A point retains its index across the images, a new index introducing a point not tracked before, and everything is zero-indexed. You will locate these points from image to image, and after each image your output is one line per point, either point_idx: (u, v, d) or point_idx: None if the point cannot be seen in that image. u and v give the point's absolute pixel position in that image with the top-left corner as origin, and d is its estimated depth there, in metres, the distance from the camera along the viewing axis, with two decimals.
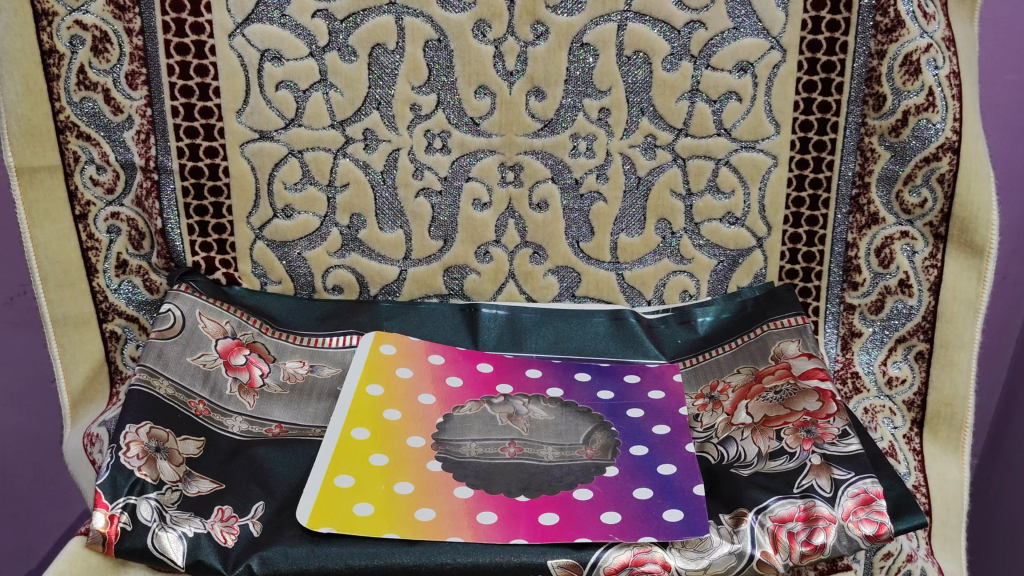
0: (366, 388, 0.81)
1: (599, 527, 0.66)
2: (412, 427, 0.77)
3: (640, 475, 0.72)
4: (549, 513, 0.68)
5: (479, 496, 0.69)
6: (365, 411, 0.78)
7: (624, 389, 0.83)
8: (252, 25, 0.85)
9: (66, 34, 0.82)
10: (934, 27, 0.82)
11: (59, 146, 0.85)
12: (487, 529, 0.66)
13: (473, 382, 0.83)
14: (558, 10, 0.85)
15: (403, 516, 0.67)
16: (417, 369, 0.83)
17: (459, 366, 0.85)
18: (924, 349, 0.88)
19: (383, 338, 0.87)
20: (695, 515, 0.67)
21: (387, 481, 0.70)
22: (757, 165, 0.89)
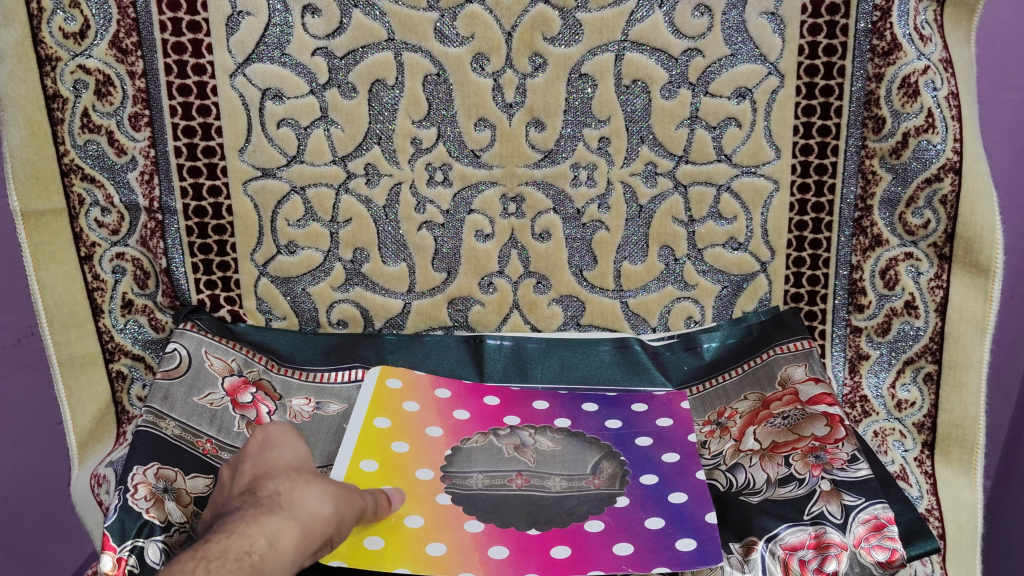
0: (373, 420, 0.80)
1: (611, 559, 0.66)
2: (420, 459, 0.77)
3: (650, 504, 0.71)
4: (561, 545, 0.68)
5: (489, 530, 0.69)
6: (374, 443, 0.78)
7: (631, 419, 0.82)
8: (253, 65, 0.86)
9: (69, 79, 0.83)
10: (931, 49, 0.82)
11: (64, 190, 0.85)
12: (498, 562, 0.66)
13: (480, 415, 0.83)
14: (556, 41, 0.86)
15: (414, 549, 0.67)
16: (424, 403, 0.83)
17: (466, 399, 0.85)
18: (933, 371, 0.88)
19: (389, 372, 0.86)
20: (708, 544, 0.67)
21: (396, 514, 0.70)
22: (758, 191, 0.89)
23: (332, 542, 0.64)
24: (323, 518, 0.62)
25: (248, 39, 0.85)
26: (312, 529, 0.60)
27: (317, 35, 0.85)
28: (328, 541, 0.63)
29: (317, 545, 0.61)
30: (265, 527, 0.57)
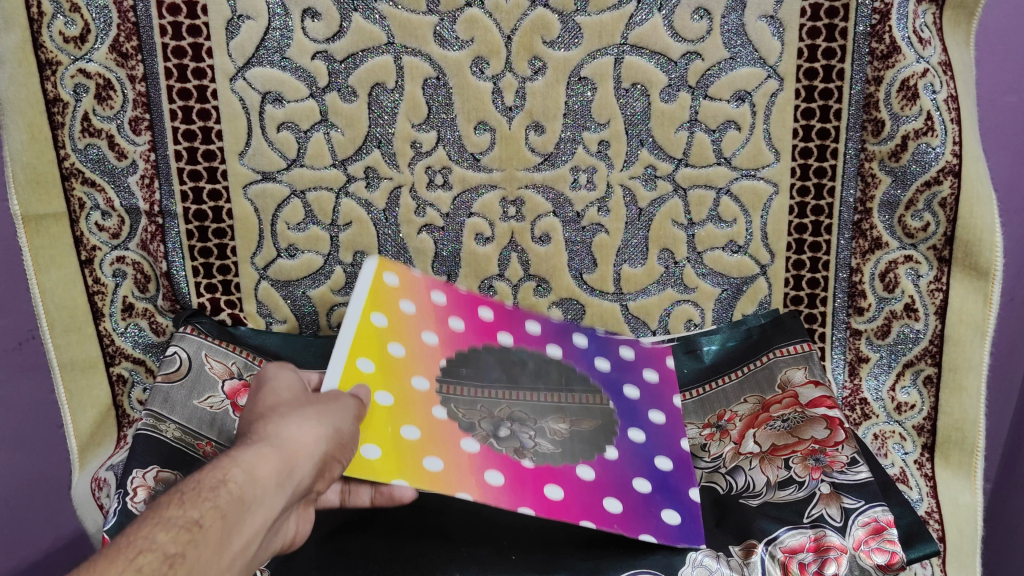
0: (371, 316, 0.78)
1: (603, 514, 0.68)
2: (415, 367, 0.76)
3: (639, 464, 0.75)
4: (555, 488, 0.70)
5: (485, 452, 0.71)
6: (371, 342, 0.76)
7: (621, 364, 0.86)
8: (253, 69, 0.86)
9: (69, 83, 0.83)
10: (930, 52, 0.82)
11: (64, 194, 0.86)
12: (495, 490, 0.67)
13: (474, 327, 0.83)
14: (555, 45, 0.86)
15: (411, 463, 0.67)
16: (420, 305, 0.82)
17: (460, 308, 0.84)
18: (932, 373, 0.88)
19: (387, 266, 0.82)
20: (692, 522, 0.69)
21: (392, 424, 0.71)
22: (757, 194, 0.89)
23: (327, 466, 0.59)
24: (308, 444, 0.57)
25: (248, 43, 0.85)
26: (297, 453, 0.55)
27: (317, 39, 0.86)
28: (322, 464, 0.58)
29: (308, 471, 0.56)
30: (242, 461, 0.52)
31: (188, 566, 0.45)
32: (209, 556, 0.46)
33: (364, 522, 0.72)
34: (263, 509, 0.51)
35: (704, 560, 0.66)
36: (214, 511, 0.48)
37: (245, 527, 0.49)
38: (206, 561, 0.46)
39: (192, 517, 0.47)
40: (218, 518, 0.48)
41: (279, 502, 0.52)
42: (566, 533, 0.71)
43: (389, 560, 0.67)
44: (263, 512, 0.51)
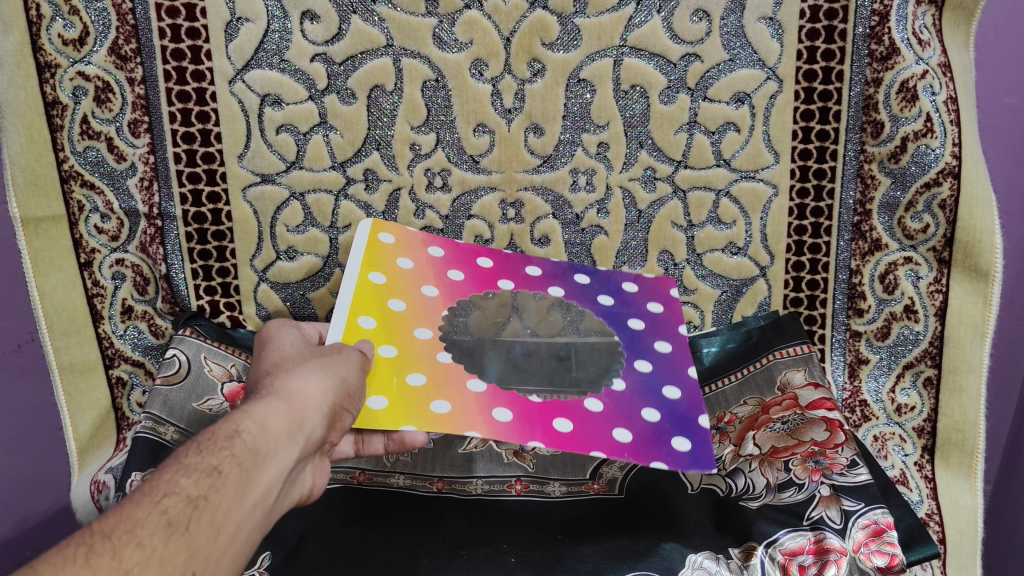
0: (369, 275, 0.82)
1: (612, 444, 0.69)
2: (417, 318, 0.79)
3: (646, 395, 0.75)
4: (563, 422, 0.70)
5: (491, 392, 0.73)
6: (371, 299, 0.79)
7: (625, 300, 0.87)
8: (252, 71, 0.86)
9: (69, 85, 0.83)
10: (929, 54, 0.82)
11: (63, 196, 0.86)
12: (504, 426, 0.69)
13: (474, 277, 0.86)
14: (554, 47, 0.86)
15: (418, 408, 0.69)
16: (417, 263, 0.85)
17: (459, 261, 0.88)
18: (932, 375, 0.88)
19: (381, 227, 0.87)
20: (702, 447, 0.70)
21: (398, 373, 0.73)
22: (757, 195, 0.89)
23: (337, 417, 0.61)
24: (315, 397, 0.59)
25: (247, 45, 0.85)
26: (305, 407, 0.58)
27: (316, 41, 0.85)
28: (331, 415, 0.60)
29: (318, 423, 0.58)
30: (253, 414, 0.54)
31: (209, 512, 0.47)
32: (229, 502, 0.48)
33: (363, 525, 0.72)
34: (278, 458, 0.53)
35: (704, 563, 0.66)
36: (231, 460, 0.50)
37: (261, 477, 0.52)
38: (226, 505, 0.48)
39: (209, 466, 0.49)
40: (234, 467, 0.50)
41: (292, 452, 0.55)
42: (566, 535, 0.71)
43: (389, 561, 0.67)
44: (278, 462, 0.53)
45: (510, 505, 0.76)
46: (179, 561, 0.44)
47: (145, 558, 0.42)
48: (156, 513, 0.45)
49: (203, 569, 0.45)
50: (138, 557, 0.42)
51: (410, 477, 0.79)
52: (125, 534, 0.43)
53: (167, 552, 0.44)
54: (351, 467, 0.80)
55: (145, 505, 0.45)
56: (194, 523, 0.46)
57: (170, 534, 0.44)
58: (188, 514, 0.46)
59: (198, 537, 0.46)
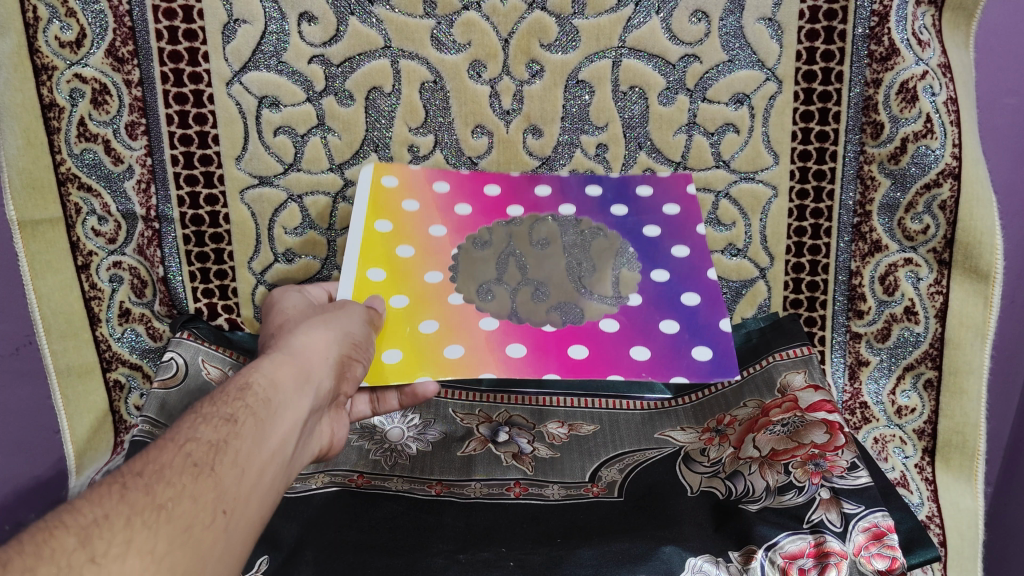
0: (374, 224, 0.84)
1: (630, 365, 0.73)
2: (426, 262, 0.81)
3: (663, 305, 0.78)
4: (578, 348, 0.74)
5: (504, 328, 0.76)
6: (378, 248, 0.82)
7: (640, 205, 0.87)
8: (249, 73, 0.86)
9: (65, 88, 0.83)
10: (929, 54, 0.82)
11: (60, 199, 0.85)
12: (519, 362, 0.73)
13: (483, 207, 0.87)
14: (552, 48, 0.86)
15: (433, 355, 0.73)
16: (423, 201, 0.86)
17: (466, 191, 0.88)
18: (933, 377, 0.87)
19: (384, 170, 0.88)
20: (723, 355, 0.73)
21: (411, 322, 0.76)
22: (757, 196, 0.89)
23: (346, 366, 0.65)
24: (321, 349, 0.63)
25: (245, 47, 0.85)
26: (312, 359, 0.61)
27: (314, 43, 0.85)
28: (338, 365, 0.64)
29: (325, 373, 0.62)
30: (263, 370, 0.57)
31: (232, 453, 0.50)
32: (251, 445, 0.51)
33: (362, 528, 0.72)
34: (290, 408, 0.56)
35: (704, 566, 0.66)
36: (245, 409, 0.53)
37: (278, 424, 0.54)
38: (249, 449, 0.51)
39: (226, 415, 0.52)
40: (249, 415, 0.53)
41: (305, 402, 0.58)
42: (565, 539, 0.70)
43: (388, 564, 0.67)
44: (293, 410, 0.57)
45: (509, 508, 0.75)
46: (208, 497, 0.46)
47: (176, 494, 0.45)
48: (180, 457, 0.47)
49: (233, 505, 0.47)
50: (170, 492, 0.45)
51: (409, 480, 0.79)
52: (155, 473, 0.46)
53: (197, 489, 0.46)
54: (349, 470, 0.80)
55: (169, 451, 0.48)
56: (220, 463, 0.48)
57: (197, 473, 0.47)
58: (212, 457, 0.48)
59: (224, 476, 0.48)
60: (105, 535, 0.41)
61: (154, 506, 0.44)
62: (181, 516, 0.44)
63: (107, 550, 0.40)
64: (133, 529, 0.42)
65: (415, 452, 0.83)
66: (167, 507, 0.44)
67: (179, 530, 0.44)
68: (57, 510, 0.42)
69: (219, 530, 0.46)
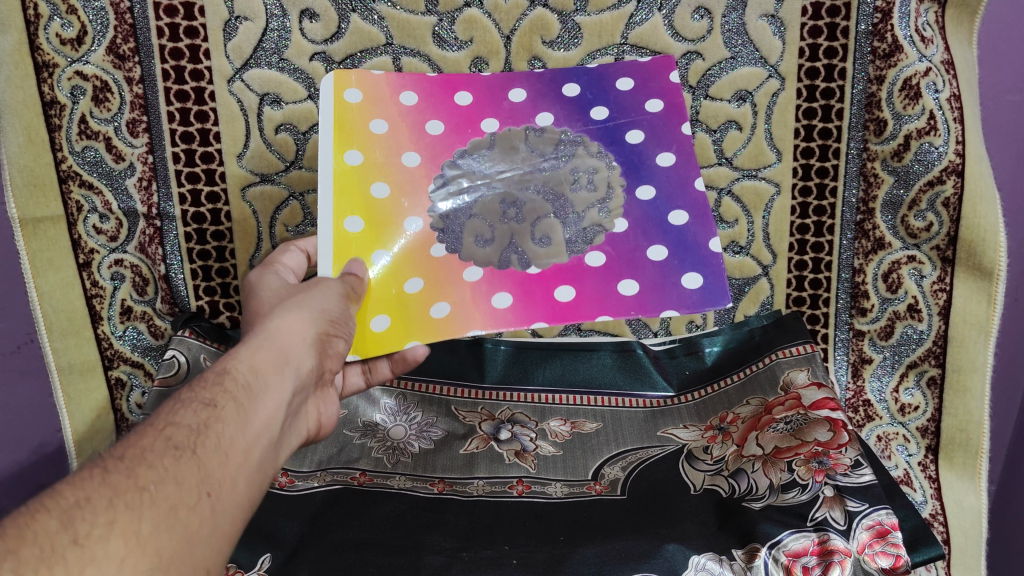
0: (343, 156, 0.78)
1: (618, 302, 0.74)
2: (403, 202, 0.77)
3: (650, 229, 0.77)
4: (564, 291, 0.75)
5: (488, 275, 0.76)
6: (351, 189, 0.77)
7: (619, 105, 0.82)
8: (251, 70, 0.86)
9: (67, 85, 0.83)
10: (932, 51, 0.81)
11: (62, 197, 0.85)
12: (504, 312, 0.74)
13: (457, 123, 0.81)
14: (555, 45, 0.86)
15: (421, 317, 0.74)
16: (392, 121, 0.80)
17: (437, 100, 0.82)
18: (936, 375, 0.87)
19: (345, 81, 0.80)
20: (714, 279, 0.74)
21: (396, 281, 0.75)
22: (759, 194, 0.89)
23: (324, 344, 0.62)
24: (296, 330, 0.60)
25: (246, 44, 0.85)
26: (288, 343, 0.59)
27: (316, 40, 0.85)
28: (317, 345, 0.61)
29: (305, 354, 0.59)
30: (239, 356, 0.55)
31: (214, 438, 0.48)
32: (233, 430, 0.50)
33: (364, 527, 0.72)
34: (273, 392, 0.55)
35: (708, 565, 0.65)
36: (226, 394, 0.51)
37: (261, 409, 0.53)
38: (233, 434, 0.49)
39: (206, 399, 0.50)
40: (229, 400, 0.51)
41: (285, 384, 0.56)
42: (568, 536, 0.70)
43: (391, 563, 0.66)
44: (275, 394, 0.55)
45: (511, 506, 0.75)
46: (191, 480, 0.45)
47: (159, 477, 0.44)
48: (161, 440, 0.47)
49: (217, 488, 0.47)
50: (153, 475, 0.44)
51: (411, 478, 0.79)
52: (137, 456, 0.45)
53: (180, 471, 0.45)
54: (351, 468, 0.80)
55: (149, 435, 0.47)
56: (201, 448, 0.47)
57: (179, 456, 0.46)
58: (194, 441, 0.47)
59: (207, 460, 0.47)
60: (87, 517, 0.40)
61: (135, 488, 0.43)
62: (164, 499, 0.44)
63: (90, 532, 0.40)
64: (116, 511, 0.41)
65: (417, 450, 0.83)
66: (150, 490, 0.43)
67: (163, 512, 0.43)
68: (37, 495, 0.41)
69: (204, 513, 0.45)
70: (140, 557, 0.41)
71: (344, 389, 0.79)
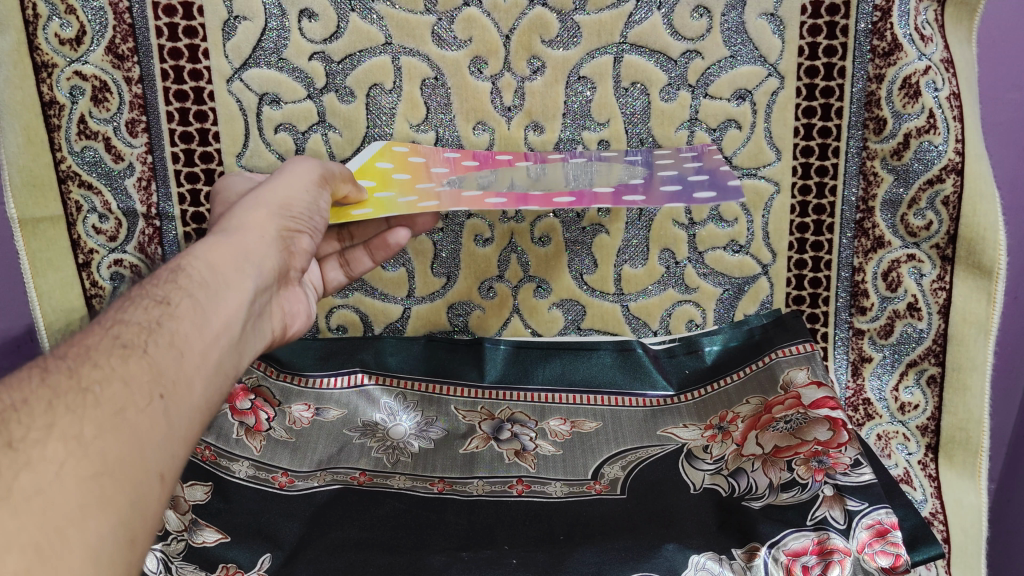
0: (377, 163, 0.84)
1: (620, 201, 0.75)
2: (421, 181, 0.80)
3: (665, 184, 0.79)
4: (564, 198, 0.76)
5: (488, 191, 0.78)
6: (376, 174, 0.81)
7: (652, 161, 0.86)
8: (250, 70, 0.85)
9: (66, 85, 0.83)
10: (931, 49, 0.81)
11: (61, 197, 0.86)
12: (499, 202, 0.75)
13: (489, 162, 0.85)
14: (553, 44, 0.85)
15: (408, 206, 0.73)
16: (430, 158, 0.86)
17: (477, 156, 0.87)
18: (936, 373, 0.87)
19: (395, 145, 0.88)
20: (729, 190, 0.75)
21: (393, 201, 0.76)
22: (759, 193, 0.89)
23: (284, 240, 0.64)
24: (253, 225, 0.62)
25: (245, 44, 0.84)
26: (245, 239, 0.60)
27: (315, 40, 0.85)
28: (277, 242, 0.63)
29: (267, 251, 0.62)
30: (196, 254, 0.57)
31: (168, 334, 0.50)
32: (190, 327, 0.51)
33: (363, 527, 0.72)
34: (234, 289, 0.57)
35: (708, 564, 0.65)
36: (180, 291, 0.53)
37: (222, 305, 0.55)
38: (186, 330, 0.51)
39: (159, 297, 0.52)
40: (184, 297, 0.53)
41: (243, 283, 0.58)
42: (567, 536, 0.70)
43: (391, 563, 0.66)
44: (233, 292, 0.56)
45: (511, 505, 0.75)
46: (143, 379, 0.46)
47: (104, 376, 0.44)
48: (109, 339, 0.47)
49: (171, 390, 0.47)
50: (96, 375, 0.44)
51: (410, 478, 0.79)
52: (80, 356, 0.45)
53: (128, 371, 0.46)
54: (352, 468, 0.80)
55: (97, 334, 0.48)
56: (152, 346, 0.48)
57: (126, 354, 0.46)
58: (144, 337, 0.48)
59: (159, 358, 0.48)
60: (23, 421, 0.39)
61: (78, 389, 0.43)
62: (109, 400, 0.43)
63: (26, 435, 0.39)
64: (56, 414, 0.41)
65: (417, 450, 0.83)
66: (93, 391, 0.43)
67: (108, 414, 0.43)
68: None
69: (156, 416, 0.45)
70: (82, 461, 0.40)
71: (325, 284, 0.83)
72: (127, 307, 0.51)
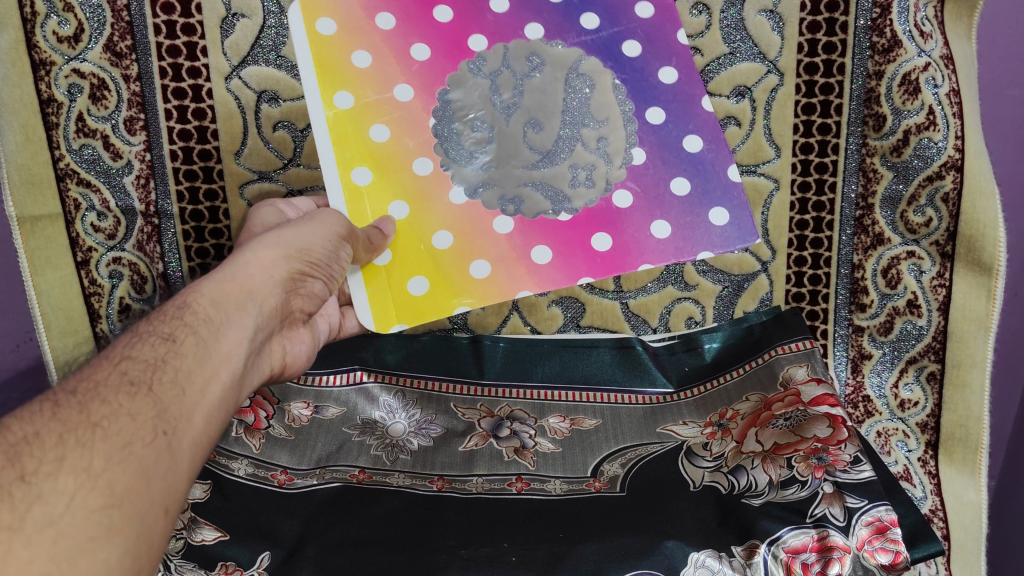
0: (334, 101, 0.76)
1: (655, 247, 0.76)
2: (406, 140, 0.76)
3: (671, 161, 0.78)
4: (602, 241, 0.77)
5: (520, 228, 0.77)
6: (349, 134, 0.76)
7: (607, 7, 0.80)
8: (248, 67, 0.86)
9: (64, 83, 0.83)
10: (931, 46, 0.82)
11: (59, 195, 0.85)
12: (549, 270, 0.76)
13: (441, 45, 0.78)
14: None
15: (460, 278, 0.76)
16: (372, 48, 0.77)
17: (413, 15, 0.78)
18: (935, 370, 0.87)
19: (313, 11, 0.77)
20: (740, 214, 0.77)
21: (424, 238, 0.76)
22: (759, 190, 0.88)
23: (293, 283, 0.63)
24: (263, 270, 0.61)
25: (244, 41, 0.85)
26: (252, 281, 0.60)
27: None
28: (283, 284, 0.62)
29: (273, 291, 0.61)
30: (203, 291, 0.57)
31: (172, 372, 0.50)
32: (192, 364, 0.52)
33: (363, 524, 0.72)
34: (236, 326, 0.57)
35: (707, 561, 0.65)
36: (186, 328, 0.53)
37: (224, 342, 0.55)
38: (189, 367, 0.51)
39: (165, 334, 0.52)
40: (190, 334, 0.53)
41: (247, 328, 0.58)
42: (566, 533, 0.70)
43: (391, 561, 0.66)
44: (235, 338, 0.56)
45: (511, 504, 0.75)
46: (147, 416, 0.47)
47: (113, 413, 0.45)
48: (116, 375, 0.48)
49: (175, 426, 0.48)
50: (105, 411, 0.45)
51: (411, 476, 0.79)
52: (90, 392, 0.46)
53: (135, 408, 0.46)
54: (350, 466, 0.80)
55: (106, 370, 0.48)
56: (158, 384, 0.49)
57: (134, 392, 0.47)
58: (150, 376, 0.49)
59: (164, 395, 0.48)
60: (36, 454, 0.41)
61: (89, 425, 0.44)
62: (118, 435, 0.45)
63: (38, 469, 0.41)
64: (67, 448, 0.42)
65: (417, 447, 0.83)
66: (102, 426, 0.45)
67: (117, 447, 0.44)
68: None
69: (162, 450, 0.46)
70: (92, 492, 0.41)
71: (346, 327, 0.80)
72: (134, 343, 0.51)
